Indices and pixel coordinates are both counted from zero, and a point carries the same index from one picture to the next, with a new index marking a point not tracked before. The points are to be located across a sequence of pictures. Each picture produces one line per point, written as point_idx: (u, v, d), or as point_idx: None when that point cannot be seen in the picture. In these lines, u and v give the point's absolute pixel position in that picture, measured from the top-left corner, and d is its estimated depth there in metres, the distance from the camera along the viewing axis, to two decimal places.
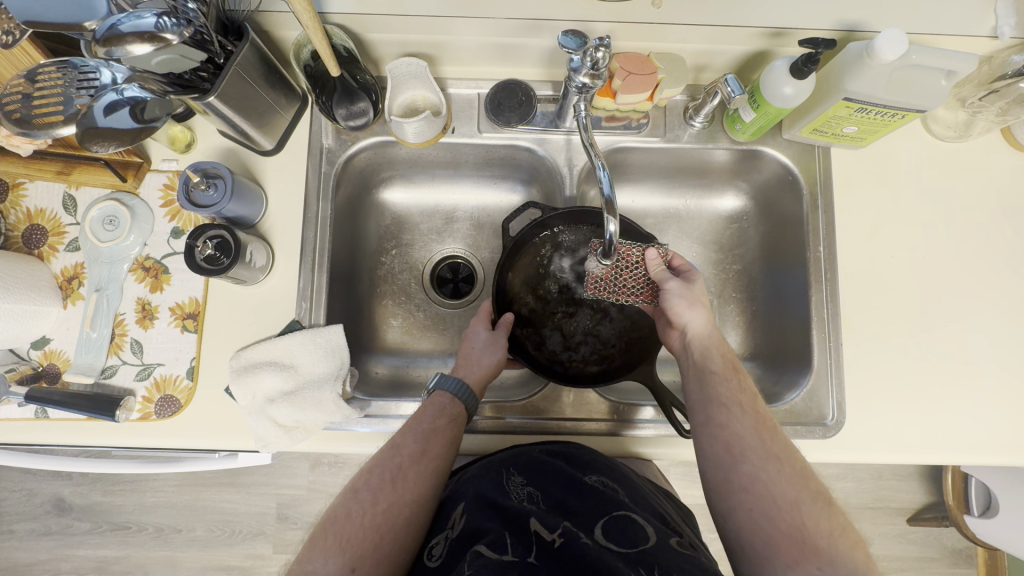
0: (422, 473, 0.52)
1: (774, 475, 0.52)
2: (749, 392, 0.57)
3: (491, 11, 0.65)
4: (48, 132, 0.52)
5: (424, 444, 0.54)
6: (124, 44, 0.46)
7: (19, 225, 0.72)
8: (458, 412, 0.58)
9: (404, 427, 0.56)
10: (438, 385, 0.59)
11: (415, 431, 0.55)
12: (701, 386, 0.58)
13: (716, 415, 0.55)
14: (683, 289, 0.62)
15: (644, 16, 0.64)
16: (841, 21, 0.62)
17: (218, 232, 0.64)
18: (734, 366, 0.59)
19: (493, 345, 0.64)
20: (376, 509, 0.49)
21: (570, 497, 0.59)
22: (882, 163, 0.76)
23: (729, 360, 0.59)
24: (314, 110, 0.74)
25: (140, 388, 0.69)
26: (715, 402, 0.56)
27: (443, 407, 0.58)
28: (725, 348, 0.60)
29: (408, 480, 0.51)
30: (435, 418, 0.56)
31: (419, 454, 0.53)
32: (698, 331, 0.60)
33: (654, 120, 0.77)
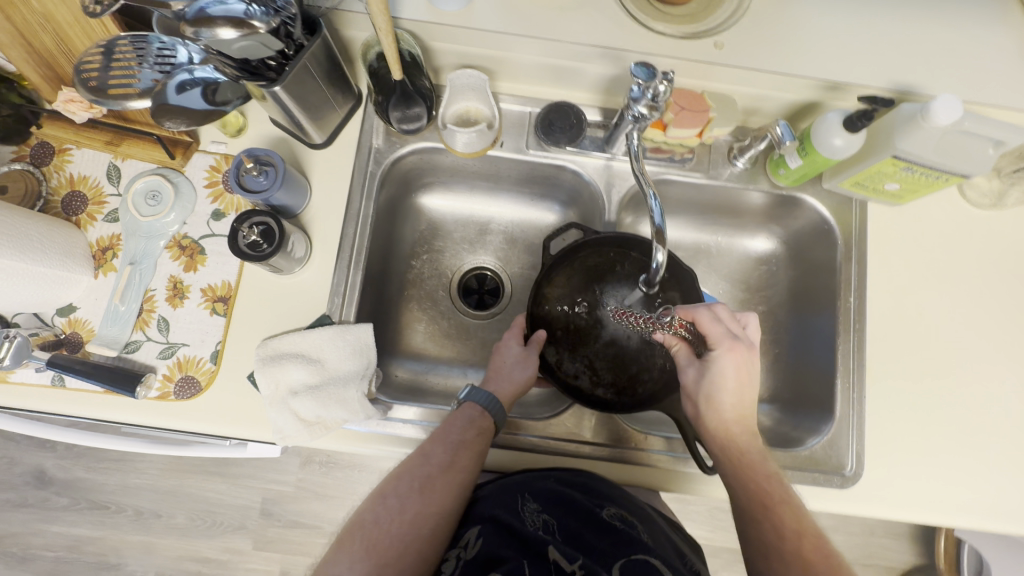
0: (449, 485, 0.51)
1: None
2: (788, 522, 0.56)
3: (556, 34, 0.66)
4: (120, 103, 0.51)
5: (453, 455, 0.53)
6: (213, 26, 0.46)
7: (59, 190, 0.72)
8: (487, 426, 0.56)
9: (432, 435, 0.55)
10: (469, 397, 0.58)
11: (444, 442, 0.53)
12: (740, 526, 0.58)
13: (760, 566, 0.56)
14: (693, 390, 0.62)
15: (705, 56, 0.65)
16: (895, 81, 0.64)
17: (263, 218, 0.64)
18: (770, 495, 0.57)
19: (524, 360, 0.66)
20: (401, 518, 0.49)
21: (584, 531, 0.60)
22: (917, 222, 0.77)
23: (766, 482, 0.58)
24: (367, 110, 0.75)
25: (161, 366, 0.68)
26: (757, 549, 0.57)
27: (472, 420, 0.56)
28: (760, 471, 0.58)
29: (435, 490, 0.51)
30: (463, 429, 0.55)
31: (447, 465, 0.52)
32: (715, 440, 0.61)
33: (699, 156, 0.78)
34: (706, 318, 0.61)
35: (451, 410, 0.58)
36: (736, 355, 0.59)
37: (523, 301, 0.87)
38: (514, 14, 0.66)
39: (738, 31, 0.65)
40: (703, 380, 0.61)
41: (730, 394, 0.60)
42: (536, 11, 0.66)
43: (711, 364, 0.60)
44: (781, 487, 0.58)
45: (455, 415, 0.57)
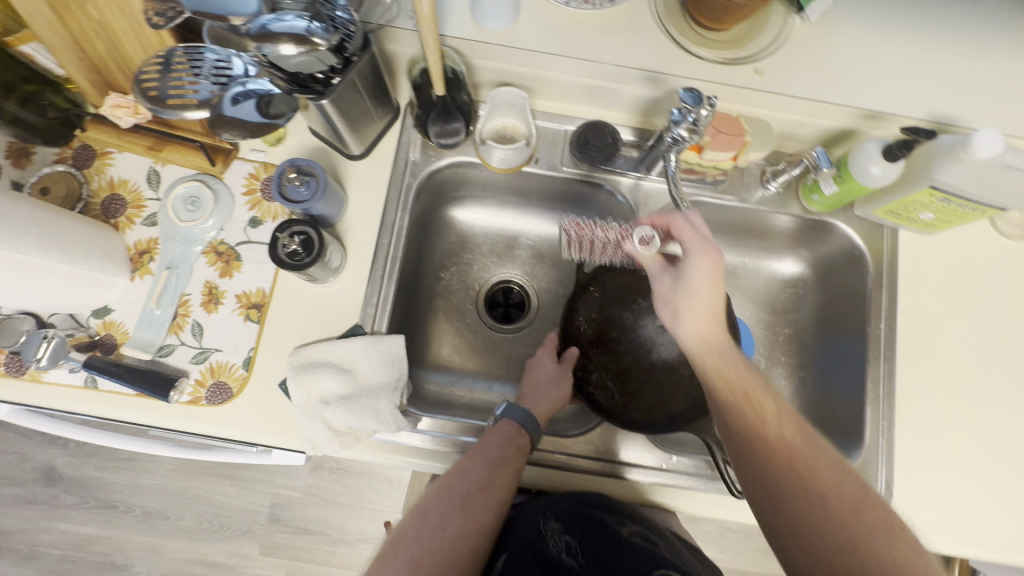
0: (489, 502, 0.52)
1: None
2: (825, 480, 0.52)
3: (598, 55, 0.67)
4: (177, 113, 0.52)
5: (491, 472, 0.53)
6: (277, 42, 0.47)
7: (99, 193, 0.72)
8: (524, 443, 0.57)
9: (470, 450, 0.55)
10: (505, 413, 0.58)
11: (483, 458, 0.54)
12: (763, 479, 0.54)
13: (793, 522, 0.52)
14: (666, 292, 0.61)
15: (745, 81, 0.66)
16: (933, 112, 0.64)
17: (303, 228, 0.65)
18: (795, 454, 0.54)
19: (559, 379, 0.69)
20: (444, 534, 0.49)
21: (608, 552, 0.60)
22: (947, 251, 0.77)
23: (788, 436, 0.55)
24: (404, 123, 0.76)
25: (194, 371, 0.68)
26: (786, 502, 0.53)
27: (509, 437, 0.57)
28: (778, 429, 0.55)
29: (475, 506, 0.51)
30: (501, 446, 0.56)
31: (487, 481, 0.52)
32: (696, 349, 0.59)
33: (731, 179, 0.79)
34: (682, 223, 0.60)
35: (487, 426, 0.59)
36: (708, 256, 0.58)
37: (549, 316, 0.87)
38: (556, 34, 0.67)
39: (778, 57, 0.66)
40: (679, 287, 0.60)
41: (706, 300, 0.58)
42: (579, 31, 0.66)
43: (685, 270, 0.59)
44: (805, 439, 0.55)
45: (492, 431, 0.57)
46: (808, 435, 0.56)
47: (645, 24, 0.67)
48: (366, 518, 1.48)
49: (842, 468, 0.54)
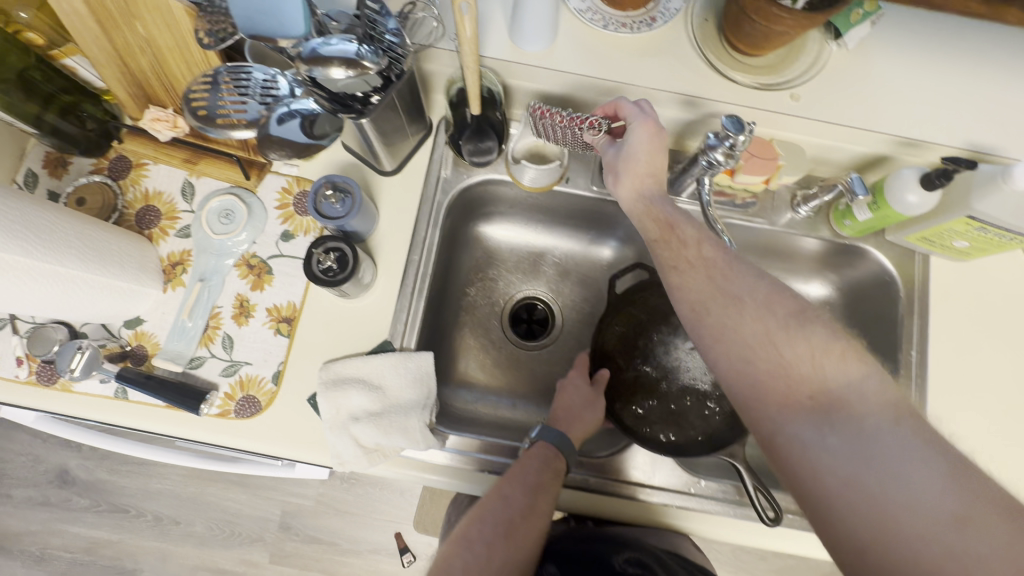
0: (530, 528, 0.53)
1: (828, 437, 0.46)
2: (752, 321, 0.52)
3: (634, 77, 0.67)
4: (225, 132, 0.53)
5: (532, 499, 0.54)
6: (328, 66, 0.48)
7: (134, 204, 0.73)
8: (561, 467, 0.57)
9: (508, 475, 0.56)
10: (540, 436, 0.59)
11: (523, 485, 0.54)
12: (699, 335, 0.55)
13: (732, 369, 0.52)
14: (608, 164, 0.64)
15: (781, 106, 0.66)
16: (972, 141, 0.64)
17: (337, 244, 0.65)
18: (718, 296, 0.54)
19: (592, 401, 0.68)
20: (489, 566, 0.50)
21: None
22: (981, 279, 0.77)
23: (712, 285, 0.54)
24: (436, 140, 0.76)
25: (224, 384, 0.68)
26: (721, 350, 0.53)
27: (547, 460, 0.57)
28: (701, 269, 0.56)
29: (518, 534, 0.52)
30: (539, 470, 0.56)
31: (528, 508, 0.53)
32: (629, 203, 0.62)
33: (761, 202, 0.79)
34: (626, 105, 0.62)
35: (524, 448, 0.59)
36: (648, 126, 0.60)
37: (573, 333, 0.87)
38: (593, 55, 0.67)
39: (815, 84, 0.66)
40: (619, 154, 0.62)
41: (645, 163, 0.61)
42: (616, 55, 0.67)
43: (626, 140, 0.61)
44: (731, 274, 0.55)
45: (530, 453, 0.58)
46: (731, 263, 0.56)
47: (681, 49, 0.67)
48: (377, 529, 1.47)
49: (764, 283, 0.54)
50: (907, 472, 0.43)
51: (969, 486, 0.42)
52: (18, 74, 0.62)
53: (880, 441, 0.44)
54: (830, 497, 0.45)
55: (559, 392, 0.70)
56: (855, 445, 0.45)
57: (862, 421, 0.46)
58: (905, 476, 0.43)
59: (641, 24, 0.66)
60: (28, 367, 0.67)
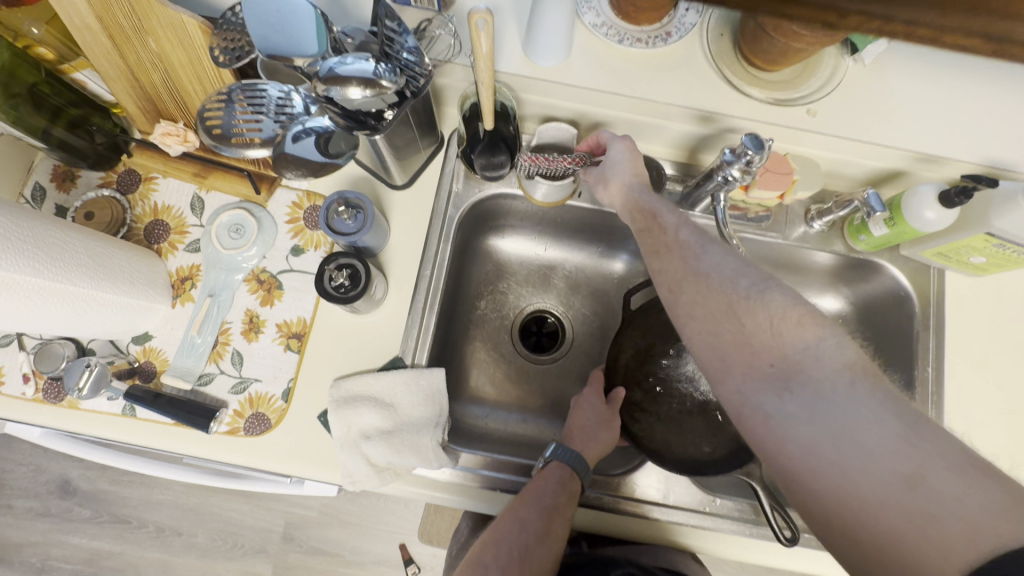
0: (546, 553, 0.53)
1: (795, 406, 0.44)
2: (717, 292, 0.51)
3: (649, 93, 0.66)
4: (240, 151, 0.52)
5: (548, 523, 0.53)
6: (346, 85, 0.47)
7: (143, 218, 0.72)
8: (576, 488, 0.57)
9: (523, 496, 0.55)
10: (554, 455, 0.59)
11: (539, 509, 0.54)
12: (672, 314, 0.55)
13: (705, 346, 0.52)
14: (597, 180, 0.67)
15: (797, 122, 0.66)
16: (990, 157, 0.64)
17: (349, 260, 0.64)
18: (687, 273, 0.54)
19: (607, 422, 0.65)
20: None
21: None
22: (996, 293, 0.76)
23: (682, 266, 0.54)
24: (448, 153, 0.76)
25: (233, 401, 0.67)
26: (694, 328, 0.52)
27: (562, 481, 0.57)
28: (673, 249, 0.56)
29: (534, 560, 0.52)
30: (554, 493, 0.55)
31: (543, 533, 0.53)
32: (616, 205, 0.64)
33: (775, 217, 0.78)
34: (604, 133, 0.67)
35: (538, 469, 0.58)
36: (626, 142, 0.64)
37: (584, 346, 0.86)
38: (608, 70, 0.66)
39: (831, 100, 0.65)
40: (603, 167, 0.66)
41: (630, 169, 0.63)
42: (631, 70, 0.66)
43: (607, 154, 0.65)
44: (699, 250, 0.55)
45: (544, 474, 0.57)
46: (705, 245, 0.55)
47: (696, 63, 0.67)
48: (381, 540, 1.46)
49: (731, 259, 0.53)
50: (860, 432, 0.40)
51: (927, 446, 0.38)
52: (28, 89, 0.62)
53: (836, 404, 0.42)
54: (796, 464, 0.43)
55: (572, 410, 0.68)
56: (816, 407, 0.43)
57: (820, 385, 0.44)
58: (869, 438, 0.40)
59: (656, 39, 0.66)
60: (35, 385, 0.66)
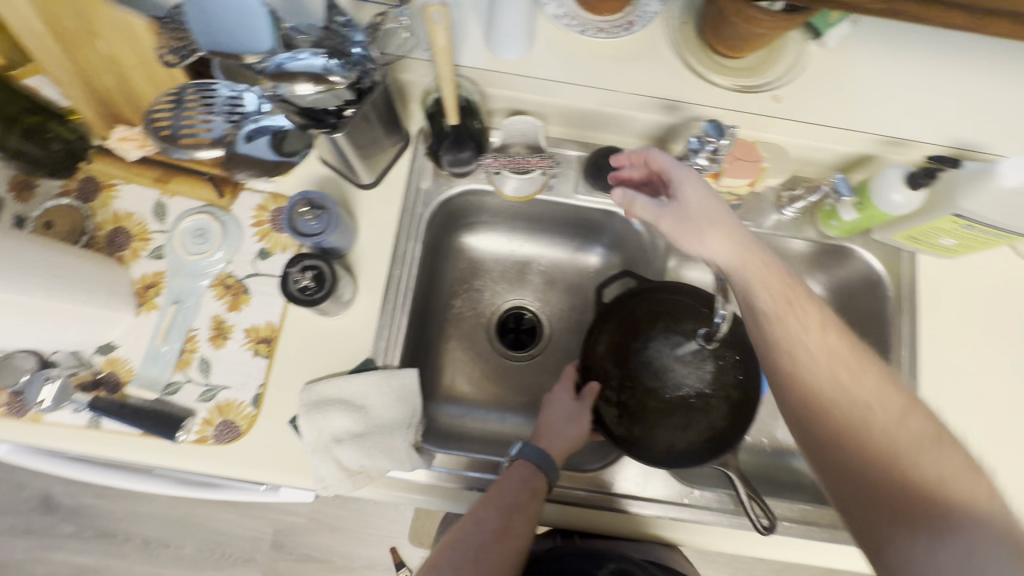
0: (503, 551, 0.55)
1: (939, 554, 0.45)
2: (882, 430, 0.51)
3: (613, 83, 0.66)
4: (189, 152, 0.51)
5: (507, 520, 0.56)
6: (294, 82, 0.47)
7: (104, 226, 0.71)
8: (541, 486, 0.59)
9: (486, 496, 0.58)
10: (520, 454, 0.61)
11: (499, 507, 0.57)
12: (801, 433, 0.55)
13: (834, 471, 0.52)
14: (676, 223, 0.58)
15: (763, 108, 0.65)
16: (954, 139, 0.64)
17: (314, 262, 0.63)
18: (841, 373, 0.53)
19: (576, 416, 0.69)
20: None
21: None
22: (969, 276, 0.76)
23: (832, 376, 0.53)
24: (415, 150, 0.75)
25: (201, 410, 0.66)
26: (829, 449, 0.53)
27: (525, 478, 0.59)
28: (818, 362, 0.54)
29: (489, 557, 0.54)
30: (517, 491, 0.58)
31: (501, 530, 0.55)
32: (723, 261, 0.56)
33: (747, 205, 0.78)
34: (658, 155, 0.61)
35: (506, 467, 0.61)
36: (690, 175, 0.58)
37: (562, 342, 0.86)
38: (572, 62, 0.66)
39: (797, 85, 0.65)
40: (682, 211, 0.57)
41: (715, 214, 0.56)
42: (595, 60, 0.66)
43: (678, 194, 0.58)
44: (840, 355, 0.54)
45: (509, 473, 0.60)
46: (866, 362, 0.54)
47: (660, 53, 0.66)
48: (372, 544, 1.44)
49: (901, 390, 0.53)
50: None
51: None
52: None
53: (986, 558, 0.43)
54: None
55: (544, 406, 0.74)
56: (967, 558, 0.43)
57: (969, 534, 0.45)
58: None
59: (619, 29, 0.65)
60: None
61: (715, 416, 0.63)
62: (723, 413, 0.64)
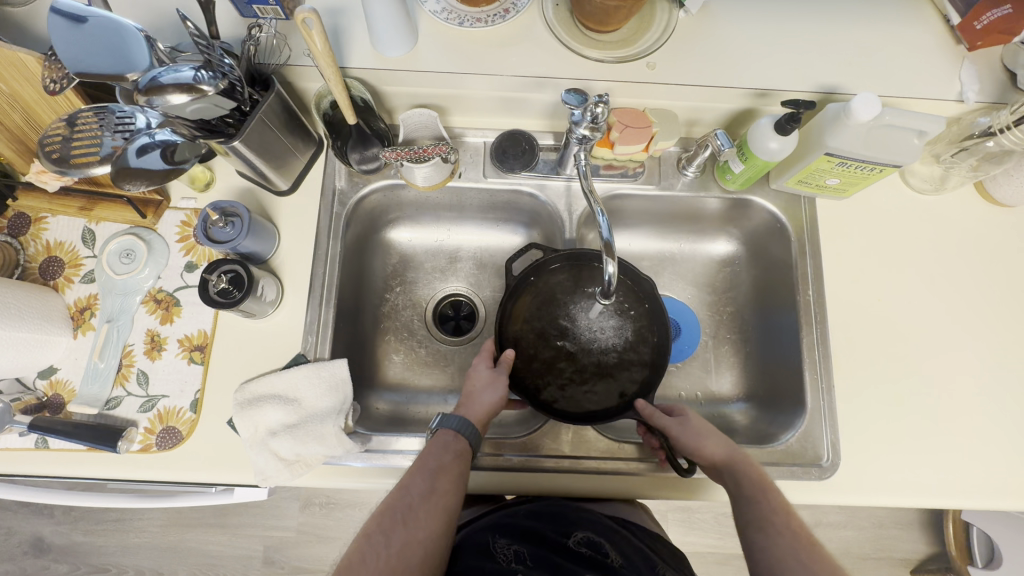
0: (431, 509, 0.58)
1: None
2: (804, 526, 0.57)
3: (497, 68, 0.70)
4: (83, 171, 0.57)
5: (432, 482, 0.59)
6: (164, 94, 0.51)
7: (37, 257, 0.74)
8: (463, 447, 0.63)
9: (413, 466, 0.62)
10: (441, 424, 0.64)
11: (424, 471, 0.60)
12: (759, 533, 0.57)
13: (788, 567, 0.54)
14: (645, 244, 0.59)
15: (640, 76, 0.69)
16: (819, 84, 0.69)
17: (231, 266, 0.68)
18: (803, 550, 0.55)
19: (494, 382, 0.68)
20: (389, 551, 0.55)
21: (555, 556, 0.64)
22: (864, 213, 0.80)
23: (786, 517, 0.58)
24: (329, 154, 0.79)
25: (143, 419, 0.69)
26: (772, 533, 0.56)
27: (447, 445, 0.63)
28: (781, 528, 0.57)
29: (418, 517, 0.57)
30: (441, 456, 0.62)
31: (428, 491, 0.59)
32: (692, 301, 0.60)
33: (650, 170, 0.82)
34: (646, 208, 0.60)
35: (432, 437, 0.64)
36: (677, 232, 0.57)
37: None
38: (457, 53, 0.70)
39: (668, 52, 0.69)
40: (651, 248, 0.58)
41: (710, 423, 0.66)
42: (477, 49, 0.70)
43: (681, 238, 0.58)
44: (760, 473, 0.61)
45: (433, 442, 0.64)
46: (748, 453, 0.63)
47: (539, 35, 0.70)
48: None
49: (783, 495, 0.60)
50: None
51: None
52: None
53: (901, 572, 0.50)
54: None
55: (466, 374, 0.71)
56: None
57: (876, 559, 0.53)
58: None
59: (496, 17, 0.69)
60: None
61: (639, 364, 0.70)
62: (646, 358, 0.70)
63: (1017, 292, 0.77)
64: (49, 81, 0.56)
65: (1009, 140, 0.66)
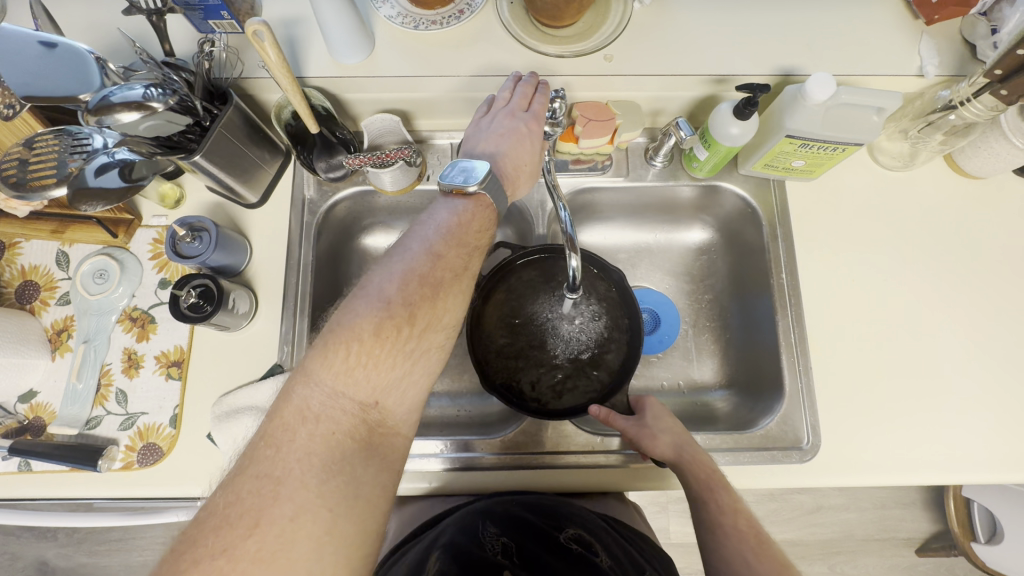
0: (455, 287, 0.52)
1: None
2: (749, 521, 0.57)
3: (455, 70, 0.70)
4: (42, 194, 0.57)
5: (458, 259, 0.53)
6: (113, 112, 0.51)
7: (12, 282, 0.75)
8: (490, 229, 0.57)
9: (437, 228, 0.53)
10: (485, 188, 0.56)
11: (451, 243, 0.53)
12: (711, 534, 0.57)
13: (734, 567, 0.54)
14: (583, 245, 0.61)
15: (597, 69, 0.70)
16: (776, 67, 0.69)
17: (202, 281, 0.68)
18: (750, 553, 0.55)
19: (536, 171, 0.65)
20: (407, 324, 0.48)
21: (544, 551, 0.60)
22: (834, 193, 0.80)
23: (733, 514, 0.58)
24: (296, 164, 0.79)
25: (123, 437, 0.70)
26: (719, 531, 0.57)
27: (478, 216, 0.56)
28: (728, 528, 0.57)
29: (442, 291, 0.51)
30: (467, 234, 0.54)
31: (455, 271, 0.52)
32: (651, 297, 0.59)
33: (618, 162, 0.81)
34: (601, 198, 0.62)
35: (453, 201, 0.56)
36: None
37: None
38: (414, 56, 0.70)
39: (623, 44, 0.70)
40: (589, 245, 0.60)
41: (674, 429, 0.64)
42: (435, 52, 0.70)
43: None
44: (710, 468, 0.61)
45: (440, 208, 0.56)
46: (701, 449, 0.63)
47: (496, 34, 0.71)
48: None
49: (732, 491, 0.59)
50: None
51: None
52: None
53: None
54: None
55: (511, 135, 0.62)
56: None
57: None
58: None
59: (451, 19, 0.70)
60: None
61: (610, 358, 0.71)
62: (617, 351, 0.70)
63: (992, 264, 0.76)
64: (1, 107, 0.59)
65: (970, 113, 0.66)
